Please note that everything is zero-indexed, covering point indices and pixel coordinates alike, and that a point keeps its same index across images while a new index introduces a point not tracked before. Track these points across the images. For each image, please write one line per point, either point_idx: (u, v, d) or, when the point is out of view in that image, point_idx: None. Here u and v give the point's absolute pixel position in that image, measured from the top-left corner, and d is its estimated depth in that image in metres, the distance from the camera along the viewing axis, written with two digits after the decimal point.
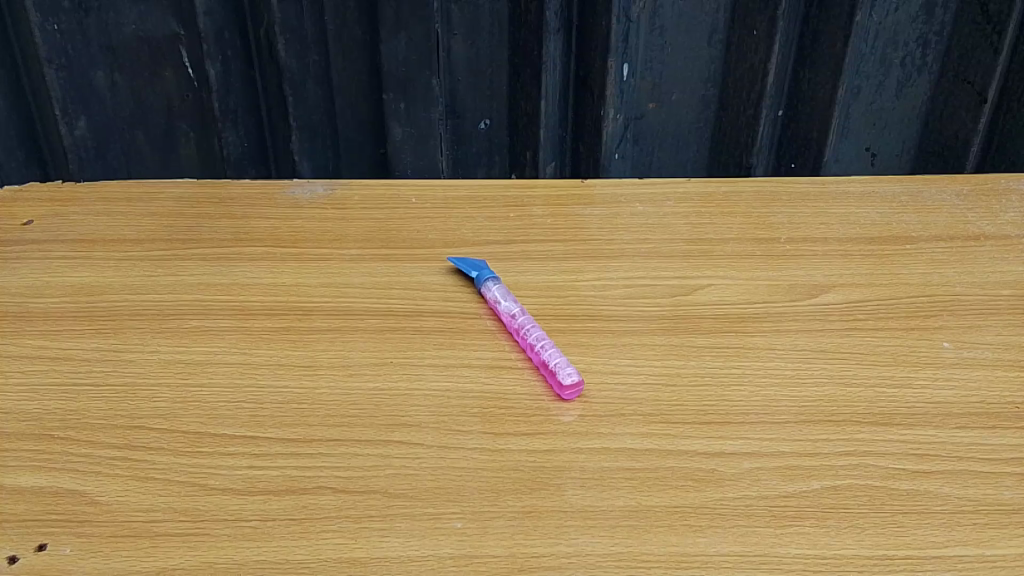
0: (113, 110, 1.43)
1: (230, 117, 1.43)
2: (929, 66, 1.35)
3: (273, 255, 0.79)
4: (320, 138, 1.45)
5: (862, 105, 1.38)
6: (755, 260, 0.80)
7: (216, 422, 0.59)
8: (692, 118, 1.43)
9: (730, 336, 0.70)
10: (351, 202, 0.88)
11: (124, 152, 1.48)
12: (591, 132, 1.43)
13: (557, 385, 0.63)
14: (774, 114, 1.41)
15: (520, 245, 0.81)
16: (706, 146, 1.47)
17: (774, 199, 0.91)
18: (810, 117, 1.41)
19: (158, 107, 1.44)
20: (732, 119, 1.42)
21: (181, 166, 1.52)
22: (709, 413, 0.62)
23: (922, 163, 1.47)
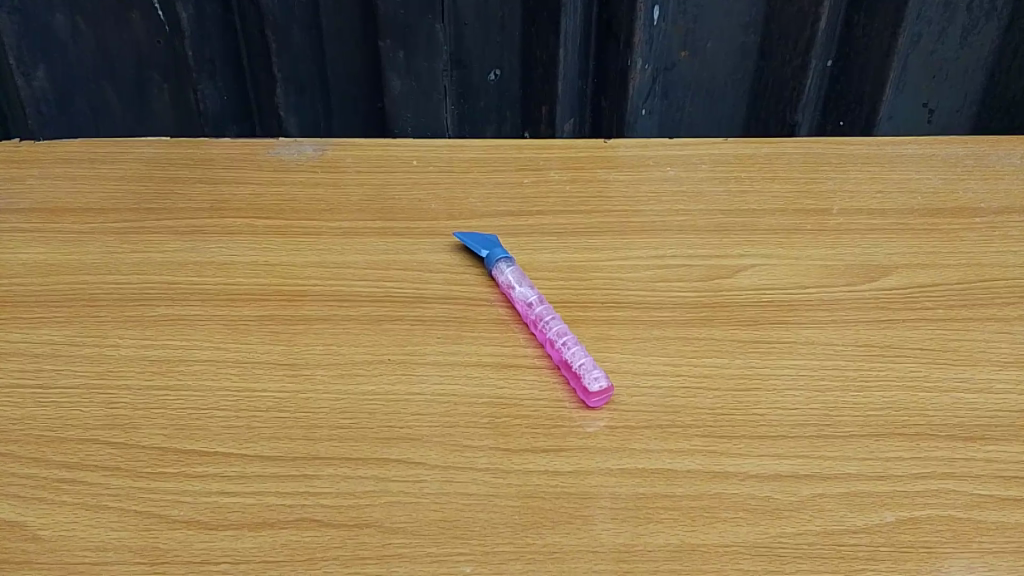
0: (79, 60, 1.29)
1: (207, 66, 1.28)
2: (999, 11, 1.16)
3: (254, 228, 0.69)
4: (309, 91, 1.31)
5: (920, 55, 1.20)
6: (805, 234, 0.70)
7: (184, 437, 0.50)
8: (730, 69, 1.25)
9: (781, 329, 0.60)
10: (344, 163, 0.78)
11: (91, 107, 1.35)
12: (614, 87, 1.27)
13: (582, 391, 0.54)
14: (821, 66, 1.24)
15: (535, 217, 0.71)
16: (745, 101, 1.29)
17: (824, 161, 0.80)
18: (863, 68, 1.22)
19: (126, 58, 1.30)
20: (777, 70, 1.25)
21: (154, 123, 1.38)
22: (760, 427, 0.53)
23: (984, 121, 1.29)
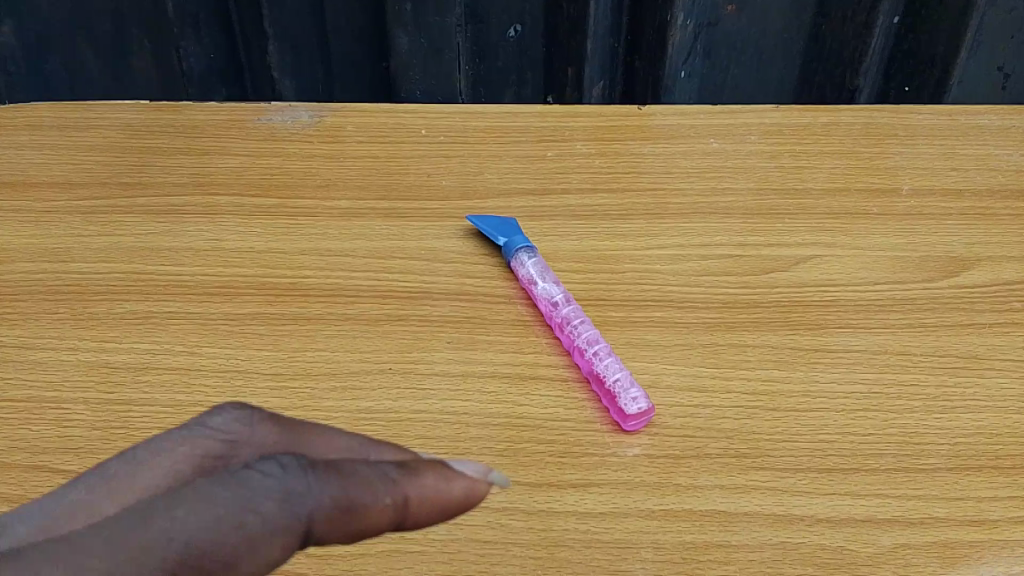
0: (50, 13, 1.11)
1: (188, 21, 1.11)
2: None
3: (239, 207, 0.60)
4: (304, 49, 1.12)
5: (999, 14, 0.99)
6: (871, 219, 0.61)
7: None
8: (782, 27, 1.04)
9: (847, 335, 0.52)
10: (344, 131, 0.68)
11: (63, 66, 1.16)
12: (652, 43, 1.07)
13: (617, 412, 0.46)
14: (889, 23, 1.02)
15: (560, 196, 0.62)
16: (798, 64, 1.08)
17: (889, 134, 0.70)
18: (937, 25, 1.01)
19: (102, 8, 1.11)
20: (837, 28, 1.04)
21: (136, 88, 1.18)
22: (826, 456, 0.45)
23: None
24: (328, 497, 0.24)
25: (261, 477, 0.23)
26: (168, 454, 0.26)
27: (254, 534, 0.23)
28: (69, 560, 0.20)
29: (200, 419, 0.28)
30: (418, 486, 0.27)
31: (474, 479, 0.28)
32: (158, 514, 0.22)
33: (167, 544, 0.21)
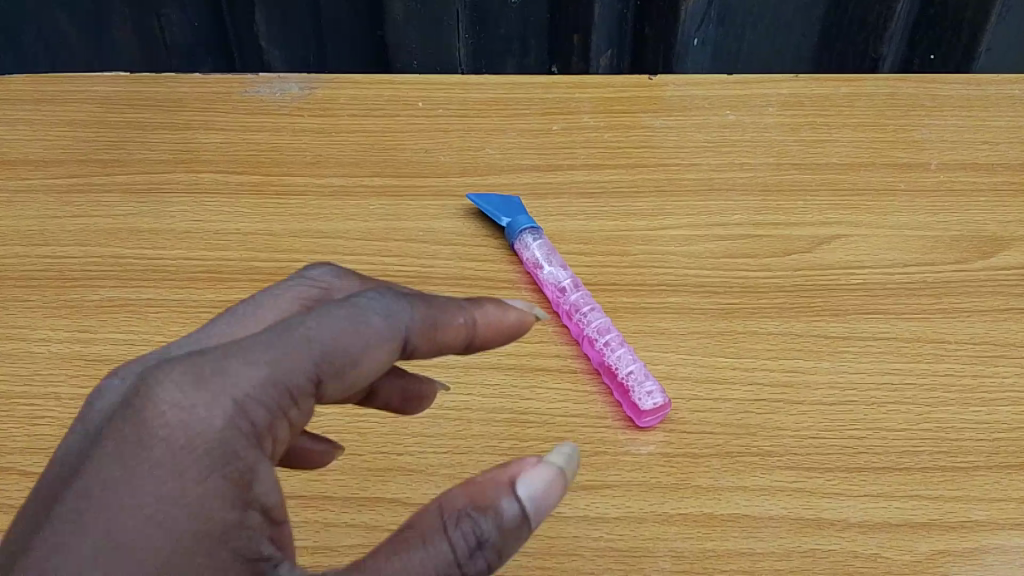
0: None
1: None
2: None
3: (224, 186, 0.56)
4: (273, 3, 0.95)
5: None
6: (899, 196, 0.57)
7: None
8: None
9: (876, 322, 0.48)
10: (336, 103, 0.64)
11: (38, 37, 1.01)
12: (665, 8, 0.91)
13: (631, 407, 0.42)
14: None
15: (568, 171, 0.58)
16: (816, 31, 0.93)
17: (919, 105, 0.65)
18: None
19: None
20: None
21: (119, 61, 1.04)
22: (856, 454, 0.42)
23: None
24: (417, 317, 0.30)
25: (371, 303, 0.29)
26: (280, 297, 0.31)
27: (375, 345, 0.28)
28: (242, 358, 0.26)
29: (300, 272, 0.33)
30: (483, 314, 0.34)
31: (523, 311, 0.35)
32: (304, 326, 0.27)
33: (315, 347, 0.27)
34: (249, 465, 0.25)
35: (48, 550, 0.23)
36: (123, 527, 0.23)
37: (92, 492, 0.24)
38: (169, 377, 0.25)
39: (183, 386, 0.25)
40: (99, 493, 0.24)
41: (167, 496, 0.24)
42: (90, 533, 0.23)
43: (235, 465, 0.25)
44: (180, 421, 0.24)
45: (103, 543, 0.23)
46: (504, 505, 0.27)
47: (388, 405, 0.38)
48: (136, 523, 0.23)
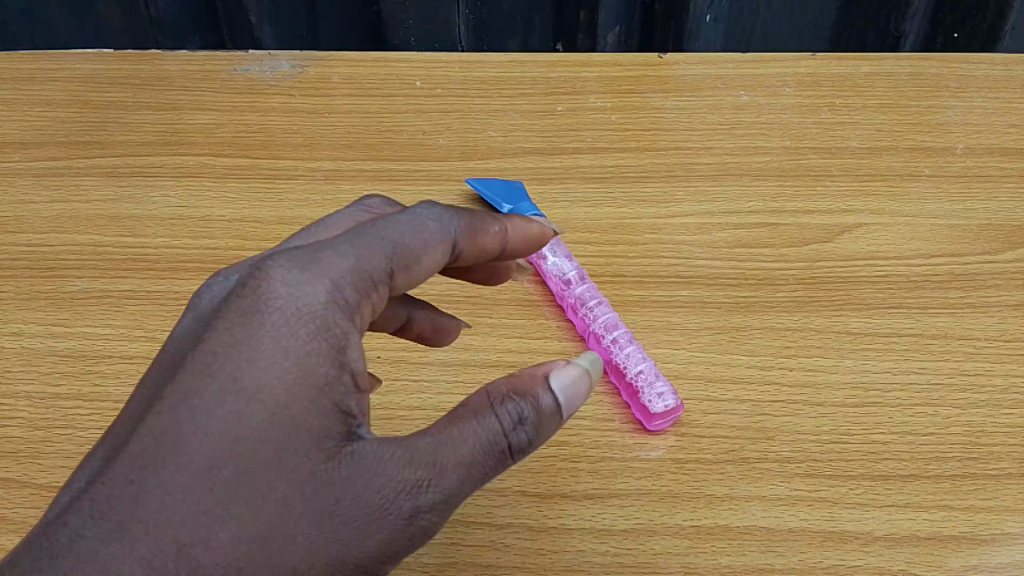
0: None
1: None
2: None
3: (209, 168, 0.53)
4: None
5: None
6: (923, 182, 0.54)
7: None
8: None
9: (901, 317, 0.45)
10: (327, 78, 0.60)
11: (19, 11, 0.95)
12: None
13: (640, 409, 0.40)
14: None
15: (573, 153, 0.55)
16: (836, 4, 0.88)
17: (947, 82, 0.61)
18: None
19: None
20: None
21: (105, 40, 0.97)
22: (882, 460, 0.39)
23: None
24: (470, 223, 0.32)
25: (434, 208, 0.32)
26: (345, 220, 0.34)
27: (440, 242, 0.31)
28: (332, 252, 0.28)
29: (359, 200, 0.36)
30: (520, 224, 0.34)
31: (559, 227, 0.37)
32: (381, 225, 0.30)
33: (392, 242, 0.29)
34: (343, 336, 0.27)
35: (178, 402, 0.26)
36: (243, 382, 0.26)
37: (214, 356, 0.27)
38: (274, 267, 0.28)
39: (288, 271, 0.28)
40: (219, 359, 0.27)
41: (278, 357, 0.27)
42: (216, 387, 0.26)
43: (332, 334, 0.27)
44: (286, 298, 0.27)
45: (227, 397, 0.26)
46: (541, 395, 0.29)
47: (419, 336, 0.39)
48: (253, 378, 0.26)
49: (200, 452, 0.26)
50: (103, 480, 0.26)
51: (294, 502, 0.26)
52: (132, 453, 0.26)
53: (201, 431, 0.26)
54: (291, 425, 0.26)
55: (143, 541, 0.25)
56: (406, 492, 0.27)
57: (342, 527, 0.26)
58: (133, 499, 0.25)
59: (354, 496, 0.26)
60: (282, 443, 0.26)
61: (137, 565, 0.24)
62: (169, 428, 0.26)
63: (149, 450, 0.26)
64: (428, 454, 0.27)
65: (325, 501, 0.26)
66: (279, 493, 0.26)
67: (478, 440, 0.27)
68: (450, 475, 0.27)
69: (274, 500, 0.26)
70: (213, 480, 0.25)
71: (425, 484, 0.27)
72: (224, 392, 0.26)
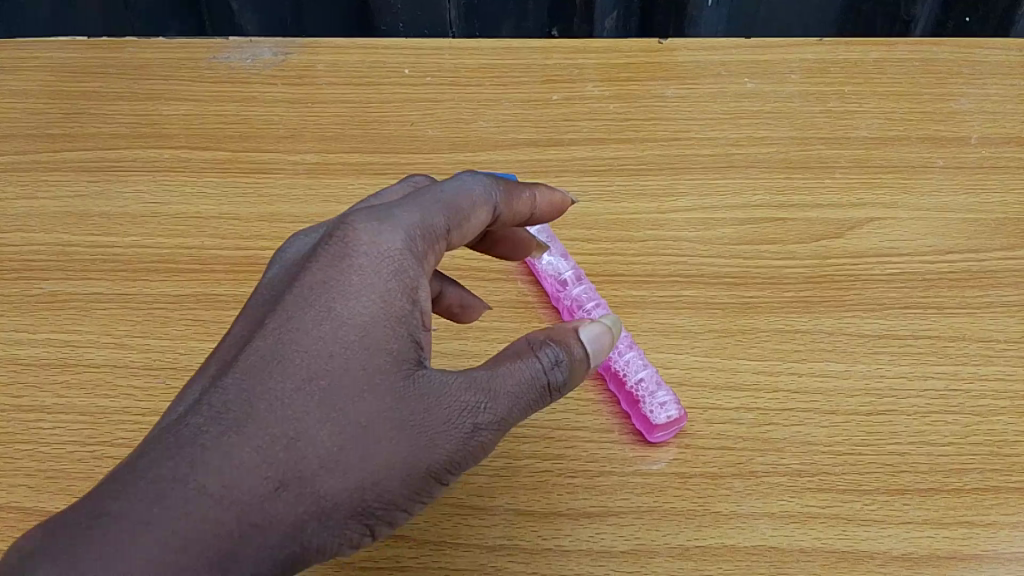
0: None
1: None
2: None
3: (184, 162, 0.50)
4: None
5: None
6: (937, 174, 0.51)
7: (69, 495, 0.36)
8: None
9: (916, 318, 0.43)
10: (308, 63, 0.57)
11: None
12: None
13: (641, 420, 0.37)
14: None
15: (569, 144, 0.52)
16: None
17: (964, 65, 0.57)
18: None
19: None
20: None
21: None
22: (899, 473, 0.36)
23: None
24: (507, 187, 0.33)
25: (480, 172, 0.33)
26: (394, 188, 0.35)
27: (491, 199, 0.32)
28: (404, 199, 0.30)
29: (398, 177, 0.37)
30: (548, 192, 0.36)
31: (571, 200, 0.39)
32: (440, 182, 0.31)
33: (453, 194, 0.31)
34: (418, 275, 0.28)
35: (278, 323, 0.27)
36: (339, 306, 0.27)
37: (308, 283, 0.28)
38: (354, 212, 0.29)
39: (368, 216, 0.29)
40: (307, 291, 0.27)
41: (370, 282, 0.27)
42: (312, 309, 0.27)
43: (414, 268, 0.28)
44: (372, 235, 0.28)
45: (320, 322, 0.27)
46: (574, 344, 0.30)
47: (446, 313, 0.38)
48: (348, 302, 0.27)
49: (302, 365, 0.26)
50: (211, 395, 0.26)
51: (382, 417, 0.26)
52: (237, 368, 0.26)
53: (301, 347, 0.27)
54: (382, 344, 0.27)
55: (251, 444, 0.25)
56: (472, 412, 0.28)
57: (421, 439, 0.27)
58: (240, 407, 0.26)
59: (429, 412, 0.27)
60: (375, 360, 0.27)
61: (250, 465, 0.25)
62: (267, 352, 0.26)
63: (253, 365, 0.26)
64: (485, 380, 0.29)
65: (406, 415, 0.27)
66: (373, 405, 0.26)
67: (526, 373, 0.29)
68: (505, 397, 0.29)
69: (369, 411, 0.26)
70: (314, 391, 0.26)
71: (487, 403, 0.28)
72: (319, 318, 0.27)
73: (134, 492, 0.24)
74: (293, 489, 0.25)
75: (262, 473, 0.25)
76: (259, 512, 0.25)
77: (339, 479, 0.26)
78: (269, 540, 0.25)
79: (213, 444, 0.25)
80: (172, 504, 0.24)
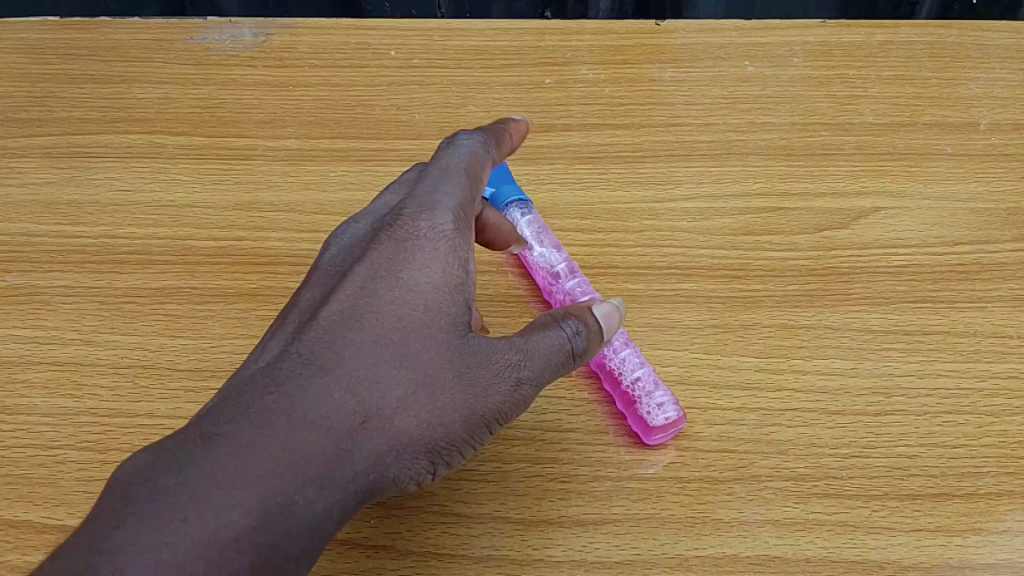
0: None
1: None
2: None
3: (157, 148, 0.48)
4: None
5: None
6: (946, 162, 0.49)
7: (30, 501, 0.34)
8: None
9: (925, 313, 0.41)
10: (289, 44, 0.54)
11: None
12: None
13: (637, 421, 0.35)
14: None
15: (561, 130, 0.50)
16: None
17: (974, 48, 0.55)
18: None
19: None
20: None
21: None
22: (908, 477, 0.35)
23: None
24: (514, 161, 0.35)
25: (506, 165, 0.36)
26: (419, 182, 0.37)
27: None
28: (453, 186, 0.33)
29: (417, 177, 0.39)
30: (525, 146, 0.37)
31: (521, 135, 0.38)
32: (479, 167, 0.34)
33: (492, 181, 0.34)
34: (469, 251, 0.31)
35: (351, 290, 0.30)
36: (406, 274, 0.30)
37: (378, 255, 0.30)
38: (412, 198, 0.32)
39: (425, 201, 0.32)
40: (376, 264, 0.30)
41: (432, 255, 0.30)
42: (382, 276, 0.30)
43: (465, 245, 0.31)
44: (430, 218, 0.31)
45: (387, 289, 0.29)
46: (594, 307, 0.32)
47: None
48: (414, 269, 0.30)
49: (377, 322, 0.29)
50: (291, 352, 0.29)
51: (442, 369, 0.29)
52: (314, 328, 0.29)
53: (375, 307, 0.29)
54: (446, 304, 0.29)
55: (338, 387, 0.27)
56: (519, 368, 0.30)
57: (476, 390, 0.29)
58: (324, 356, 0.28)
59: (481, 365, 0.29)
60: (440, 318, 0.29)
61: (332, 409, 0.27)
62: (341, 314, 0.29)
63: (333, 323, 0.29)
64: (527, 337, 0.31)
65: (463, 367, 0.29)
66: (434, 359, 0.29)
67: (563, 331, 0.31)
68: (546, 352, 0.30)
69: (437, 362, 0.29)
70: (387, 343, 0.28)
71: (527, 363, 0.30)
72: (387, 285, 0.30)
73: (237, 425, 0.26)
74: (374, 427, 0.27)
75: (343, 416, 0.27)
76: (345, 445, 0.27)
77: (413, 421, 0.28)
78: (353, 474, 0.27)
79: (299, 390, 0.27)
80: (272, 434, 0.26)
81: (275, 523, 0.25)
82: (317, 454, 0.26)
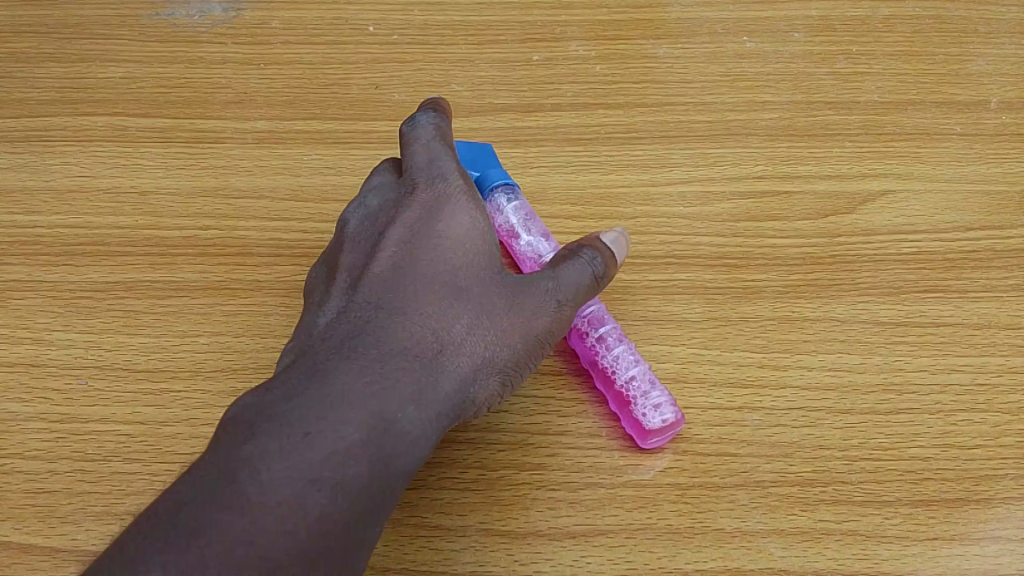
0: None
1: None
2: None
3: (118, 131, 0.45)
4: None
5: None
6: (955, 143, 0.46)
7: None
8: None
9: (937, 304, 0.38)
10: (260, 18, 0.51)
11: None
12: None
13: (632, 424, 0.33)
14: None
15: (550, 109, 0.47)
16: None
17: (984, 22, 0.52)
18: None
19: None
20: None
21: None
22: (922, 481, 0.33)
23: None
24: None
25: None
26: None
27: None
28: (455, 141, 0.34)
29: None
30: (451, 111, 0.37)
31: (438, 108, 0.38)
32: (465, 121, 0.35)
33: None
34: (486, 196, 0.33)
35: (393, 245, 0.31)
36: (442, 223, 0.32)
37: (409, 214, 0.32)
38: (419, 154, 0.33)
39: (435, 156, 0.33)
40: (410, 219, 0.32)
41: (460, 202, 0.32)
42: (420, 229, 0.32)
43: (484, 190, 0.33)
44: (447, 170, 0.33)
45: (428, 237, 0.31)
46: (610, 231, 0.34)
47: None
48: (448, 219, 0.32)
49: (426, 267, 0.31)
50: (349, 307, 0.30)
51: (492, 298, 0.31)
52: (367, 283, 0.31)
53: (422, 255, 0.31)
54: (482, 244, 0.32)
55: (408, 326, 0.29)
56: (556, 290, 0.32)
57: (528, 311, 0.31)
58: (385, 305, 0.30)
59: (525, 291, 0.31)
60: (479, 257, 0.31)
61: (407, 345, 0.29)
62: (390, 266, 0.31)
63: (385, 275, 0.31)
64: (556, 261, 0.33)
65: (511, 294, 0.31)
66: (484, 291, 0.31)
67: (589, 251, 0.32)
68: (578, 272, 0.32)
69: (488, 294, 0.31)
70: (440, 285, 0.30)
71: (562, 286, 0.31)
72: (425, 235, 0.31)
73: (324, 366, 0.28)
74: (448, 356, 0.29)
75: (417, 350, 0.29)
76: (426, 376, 0.29)
77: (481, 345, 0.30)
78: (440, 395, 0.29)
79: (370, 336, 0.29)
80: (355, 373, 0.28)
81: (382, 439, 0.27)
82: (403, 382, 0.28)
